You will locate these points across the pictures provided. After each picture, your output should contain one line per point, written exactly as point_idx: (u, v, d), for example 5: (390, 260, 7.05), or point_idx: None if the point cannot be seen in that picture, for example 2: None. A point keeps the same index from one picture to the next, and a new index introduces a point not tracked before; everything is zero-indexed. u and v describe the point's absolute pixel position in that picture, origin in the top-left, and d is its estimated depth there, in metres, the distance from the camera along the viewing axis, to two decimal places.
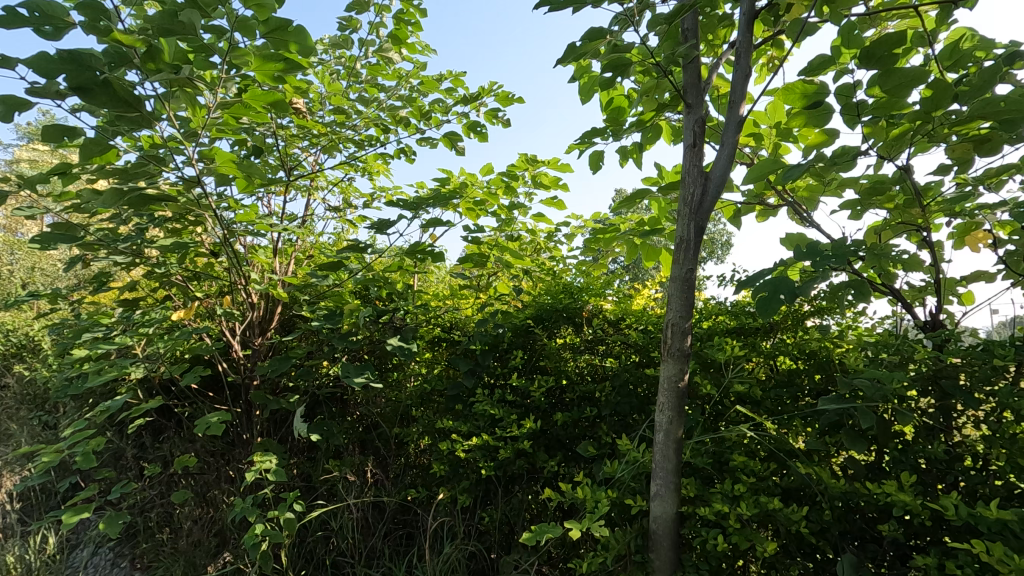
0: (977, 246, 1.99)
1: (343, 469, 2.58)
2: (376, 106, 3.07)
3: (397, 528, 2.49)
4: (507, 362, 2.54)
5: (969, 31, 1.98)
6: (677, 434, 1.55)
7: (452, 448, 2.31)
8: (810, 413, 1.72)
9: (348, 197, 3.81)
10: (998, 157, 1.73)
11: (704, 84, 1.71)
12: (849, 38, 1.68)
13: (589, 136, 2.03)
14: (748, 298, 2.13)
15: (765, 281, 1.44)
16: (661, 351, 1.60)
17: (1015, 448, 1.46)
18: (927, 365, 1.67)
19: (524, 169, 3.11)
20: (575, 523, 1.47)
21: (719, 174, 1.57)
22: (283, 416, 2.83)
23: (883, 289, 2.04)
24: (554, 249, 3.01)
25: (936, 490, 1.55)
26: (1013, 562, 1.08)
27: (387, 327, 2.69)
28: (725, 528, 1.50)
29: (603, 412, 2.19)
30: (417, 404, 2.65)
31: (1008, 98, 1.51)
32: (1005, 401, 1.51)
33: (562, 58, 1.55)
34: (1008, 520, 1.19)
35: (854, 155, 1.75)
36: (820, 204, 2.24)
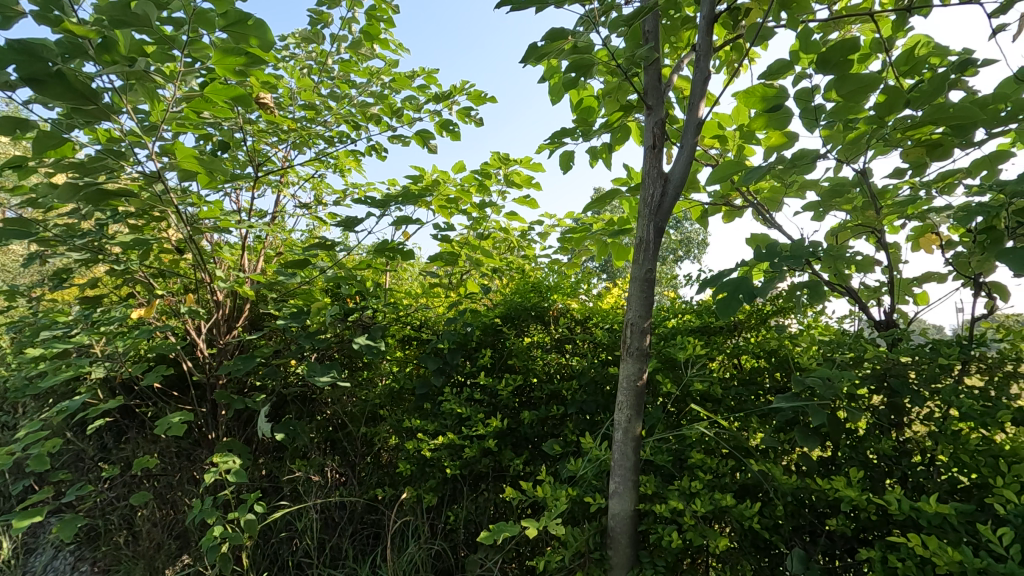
0: (931, 247, 2.04)
1: (308, 469, 2.55)
2: (347, 103, 3.04)
3: (364, 528, 2.48)
4: (476, 361, 2.54)
5: (925, 38, 2.03)
6: (635, 432, 1.57)
7: (418, 447, 2.30)
8: (767, 411, 1.76)
9: (321, 193, 3.77)
10: (950, 161, 1.78)
11: (666, 86, 1.73)
12: (807, 43, 1.71)
13: (556, 136, 2.04)
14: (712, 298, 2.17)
15: (724, 282, 1.47)
16: (621, 350, 1.62)
17: (958, 443, 1.51)
18: (876, 363, 1.72)
19: (496, 168, 3.11)
20: (534, 522, 1.48)
21: (678, 175, 1.60)
22: (249, 416, 2.79)
23: (840, 289, 2.10)
24: (527, 248, 3.02)
25: (883, 485, 1.60)
26: (948, 555, 1.12)
27: (356, 326, 2.67)
28: (681, 524, 1.53)
29: (569, 410, 2.21)
30: (385, 403, 2.64)
31: (958, 104, 1.55)
32: (950, 399, 1.56)
33: (524, 58, 1.55)
34: (946, 513, 1.24)
35: (812, 158, 1.78)
36: (782, 205, 2.28)
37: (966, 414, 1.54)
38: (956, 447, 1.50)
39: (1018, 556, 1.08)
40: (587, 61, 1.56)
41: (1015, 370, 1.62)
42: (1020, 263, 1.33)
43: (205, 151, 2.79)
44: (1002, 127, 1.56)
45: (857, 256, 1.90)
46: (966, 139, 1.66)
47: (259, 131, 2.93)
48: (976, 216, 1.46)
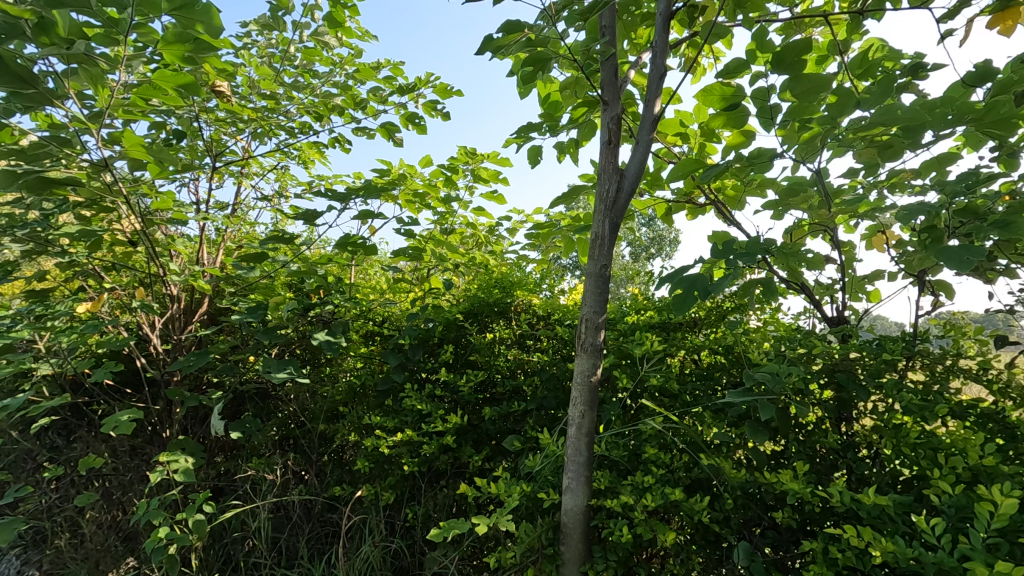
0: (883, 246, 2.09)
1: (265, 467, 2.49)
2: (310, 93, 2.97)
3: (322, 527, 2.44)
4: (437, 357, 2.52)
5: (880, 41, 2.06)
6: (589, 427, 1.57)
7: (377, 444, 2.27)
8: (720, 406, 1.78)
9: (285, 186, 3.68)
10: (901, 162, 1.81)
11: (623, 82, 1.73)
12: (763, 42, 1.73)
13: (523, 131, 2.03)
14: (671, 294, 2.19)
15: (679, 279, 1.47)
16: (576, 345, 1.62)
17: (900, 436, 1.55)
18: (826, 358, 1.76)
19: (464, 163, 3.08)
20: (484, 518, 1.47)
21: (634, 171, 1.60)
22: (205, 413, 2.71)
23: (796, 286, 2.14)
24: (494, 243, 3.01)
25: (830, 477, 1.64)
26: (881, 545, 1.15)
27: (316, 321, 2.62)
28: (632, 519, 1.54)
29: (530, 406, 2.20)
30: (346, 400, 2.58)
31: (907, 106, 1.58)
32: (893, 394, 1.60)
33: (479, 50, 1.52)
34: (884, 505, 1.27)
35: (769, 157, 1.80)
36: (743, 203, 2.31)
37: (909, 409, 1.58)
38: (898, 441, 1.54)
39: (949, 546, 1.11)
40: (544, 55, 1.54)
41: (955, 365, 1.68)
42: (959, 263, 1.37)
43: (159, 140, 2.69)
44: (950, 130, 1.59)
45: (810, 254, 1.93)
46: (915, 142, 1.69)
47: (217, 120, 2.84)
48: (919, 215, 1.49)
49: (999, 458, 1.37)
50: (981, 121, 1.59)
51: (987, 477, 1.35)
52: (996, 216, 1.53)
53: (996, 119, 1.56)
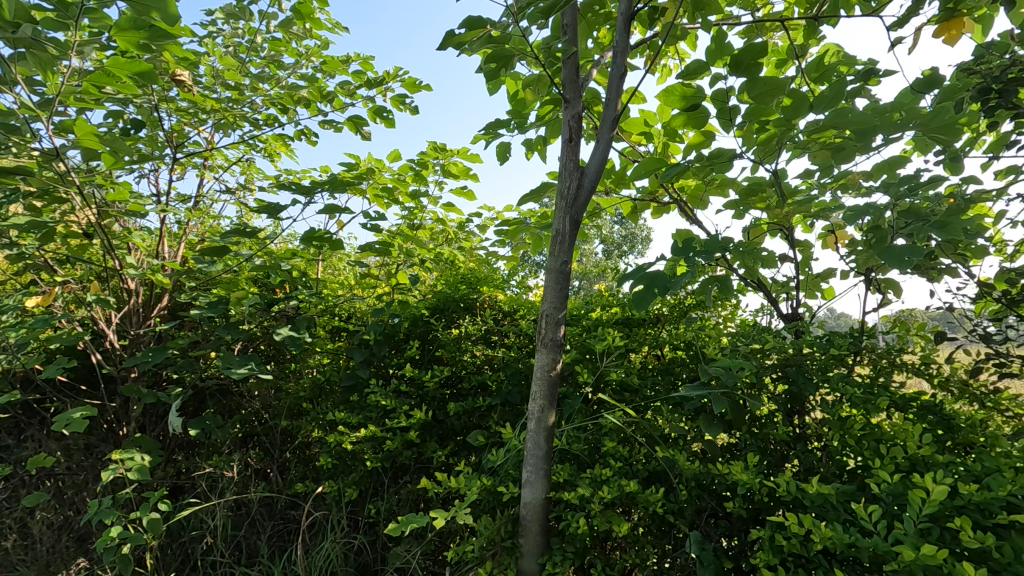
0: (837, 245, 2.16)
1: (225, 465, 2.45)
2: (275, 85, 2.91)
3: (284, 524, 2.41)
4: (403, 352, 2.51)
5: (836, 46, 2.12)
6: (548, 421, 1.59)
7: (339, 440, 2.25)
8: (678, 400, 1.82)
9: (251, 178, 3.61)
10: (854, 164, 1.84)
11: (586, 80, 1.75)
12: (723, 44, 1.75)
13: (491, 128, 2.04)
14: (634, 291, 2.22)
15: (639, 275, 1.49)
16: (536, 341, 1.64)
17: (846, 428, 1.61)
18: (780, 353, 1.82)
19: (434, 158, 3.07)
20: (443, 512, 1.48)
21: (594, 169, 1.62)
22: (164, 410, 2.65)
23: (753, 283, 2.20)
24: (464, 240, 3.01)
25: (780, 468, 1.69)
26: (821, 532, 1.20)
27: (279, 317, 2.58)
28: (589, 511, 1.58)
29: (494, 402, 2.21)
30: (311, 396, 2.55)
31: (858, 109, 1.62)
32: (840, 387, 1.67)
33: (441, 45, 1.52)
34: (826, 494, 1.32)
35: (727, 158, 1.84)
36: (705, 203, 2.35)
37: (855, 402, 1.65)
38: (844, 433, 1.60)
39: (884, 531, 1.16)
40: (506, 52, 1.54)
41: (899, 360, 1.75)
42: (899, 262, 1.42)
43: (115, 129, 2.61)
44: (899, 134, 1.64)
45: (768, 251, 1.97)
46: (866, 144, 1.74)
47: (178, 110, 2.76)
48: (864, 216, 1.54)
49: (935, 447, 1.44)
50: (928, 126, 1.64)
51: (923, 466, 1.42)
52: (938, 217, 1.60)
53: (943, 124, 1.62)
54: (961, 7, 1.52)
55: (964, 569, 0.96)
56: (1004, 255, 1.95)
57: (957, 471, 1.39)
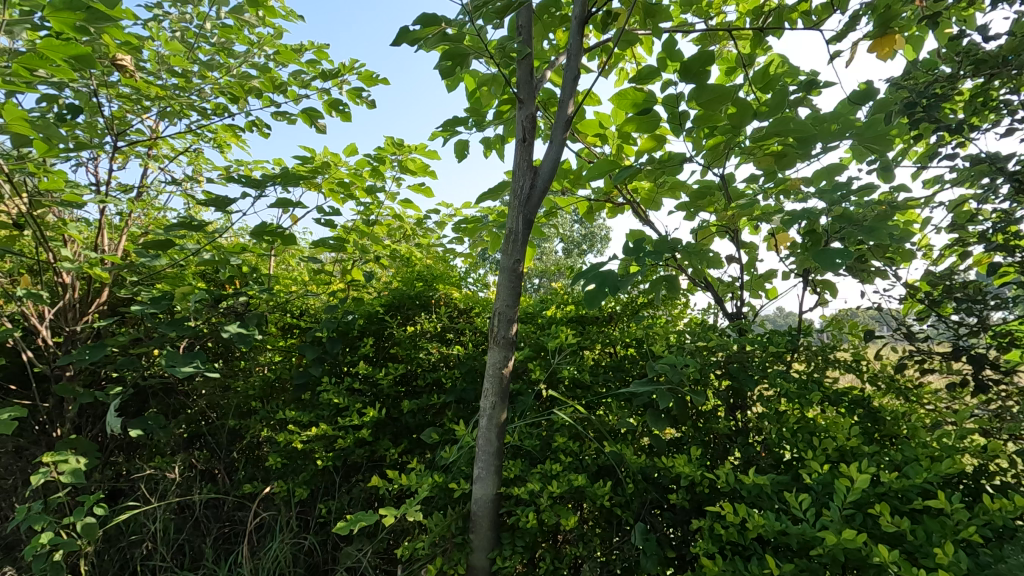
0: (780, 248, 2.25)
1: (168, 466, 2.37)
2: (225, 73, 2.81)
3: (230, 526, 2.35)
4: (357, 349, 2.48)
5: (781, 57, 2.22)
6: (499, 418, 1.61)
7: (289, 440, 2.21)
8: (627, 397, 1.87)
9: (199, 169, 3.49)
10: (793, 171, 1.90)
11: (541, 81, 1.77)
12: (673, 51, 1.80)
13: (449, 125, 2.04)
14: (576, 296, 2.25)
15: (591, 274, 1.53)
16: (489, 338, 1.65)
17: (782, 421, 1.70)
18: (724, 350, 1.89)
19: (391, 153, 3.03)
20: (392, 509, 1.48)
21: (547, 169, 1.65)
22: (102, 410, 2.53)
23: (701, 283, 2.28)
24: (421, 236, 3.00)
25: (721, 460, 1.76)
26: (754, 520, 1.26)
27: (227, 313, 2.51)
28: (539, 505, 1.61)
29: (448, 399, 2.21)
30: (260, 395, 2.49)
31: (798, 118, 1.69)
32: (778, 383, 1.75)
33: (395, 41, 1.51)
34: (762, 484, 1.39)
35: (677, 161, 1.90)
36: (656, 204, 2.42)
37: (791, 398, 1.74)
38: (781, 427, 1.69)
39: (812, 518, 1.23)
40: (461, 50, 1.54)
41: (833, 358, 1.85)
42: (829, 264, 1.51)
43: (49, 114, 2.47)
44: (836, 144, 1.72)
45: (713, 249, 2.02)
46: (806, 152, 1.81)
47: (119, 96, 2.64)
48: (800, 221, 1.63)
49: (862, 439, 1.53)
50: (862, 136, 1.73)
51: (851, 456, 1.51)
52: (867, 223, 1.69)
53: (875, 135, 1.70)
54: (893, 25, 1.61)
55: (880, 551, 1.04)
56: (929, 259, 2.09)
57: (881, 460, 1.48)
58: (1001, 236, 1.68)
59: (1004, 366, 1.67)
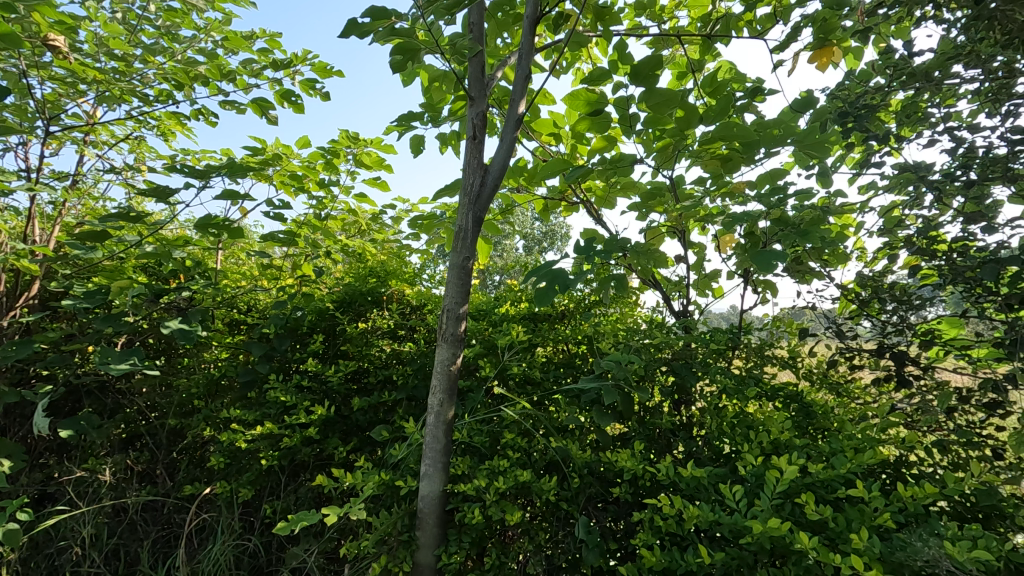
0: (726, 248, 2.32)
1: (101, 468, 2.26)
2: (169, 58, 2.70)
3: (169, 529, 2.27)
4: (306, 346, 2.43)
5: (729, 64, 2.29)
6: (447, 415, 1.61)
7: (233, 440, 2.15)
8: (576, 394, 1.90)
9: (141, 158, 3.34)
10: (738, 175, 1.93)
11: (492, 79, 1.77)
12: (624, 54, 1.82)
13: (404, 120, 2.02)
14: (530, 295, 2.27)
15: (542, 272, 1.54)
16: (437, 335, 1.65)
17: (722, 416, 1.77)
18: (670, 348, 1.95)
19: (346, 146, 2.98)
20: (336, 508, 1.46)
21: (497, 167, 1.66)
22: (30, 411, 2.39)
23: (650, 282, 2.34)
24: (375, 232, 2.96)
25: (664, 455, 1.82)
26: (690, 511, 1.31)
27: (169, 309, 2.37)
28: (485, 501, 1.62)
29: (399, 396, 2.20)
30: (204, 393, 2.41)
31: (741, 124, 1.73)
32: (718, 380, 1.82)
33: (343, 33, 1.48)
34: (699, 476, 1.45)
35: (627, 162, 1.92)
36: (609, 204, 2.46)
37: (730, 394, 1.80)
38: (720, 421, 1.75)
39: (744, 508, 1.28)
40: (412, 45, 1.52)
41: (769, 355, 1.95)
42: (766, 265, 1.55)
43: None
44: (777, 150, 1.77)
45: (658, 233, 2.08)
46: (750, 157, 1.86)
47: (52, 78, 2.49)
48: (739, 223, 1.69)
49: (794, 432, 1.61)
50: (801, 142, 1.79)
51: (783, 449, 1.58)
52: (804, 227, 1.77)
53: (814, 142, 1.77)
54: (830, 37, 1.69)
55: (802, 538, 1.09)
56: (863, 261, 2.17)
57: (810, 452, 1.56)
58: (923, 240, 1.76)
59: (923, 364, 1.77)
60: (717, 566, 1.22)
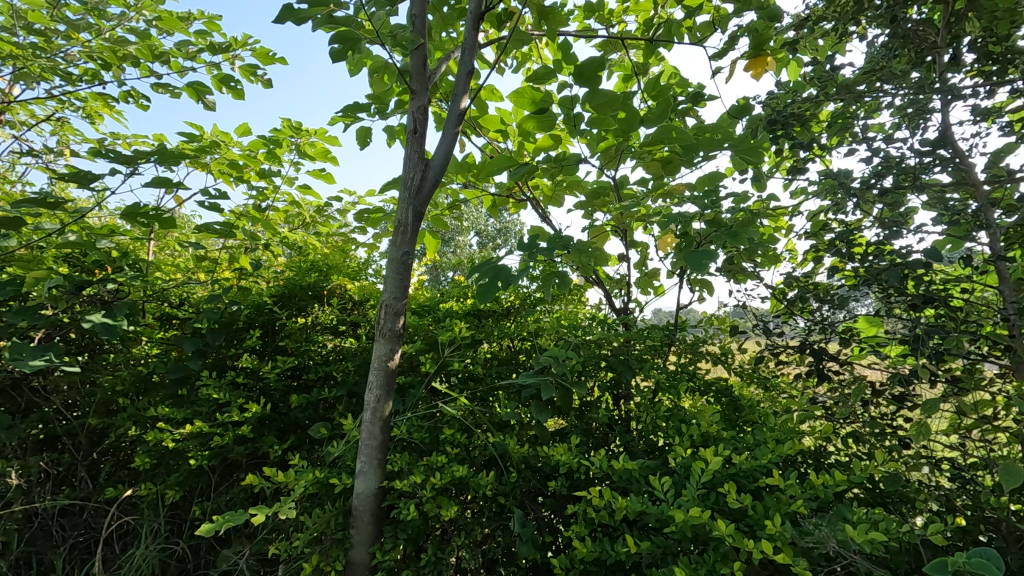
0: (666, 248, 2.39)
1: (11, 471, 2.11)
2: (96, 35, 2.53)
3: (88, 534, 2.16)
4: (242, 342, 2.34)
5: (672, 70, 2.35)
6: (384, 411, 1.59)
7: (160, 439, 2.05)
8: (518, 389, 1.91)
9: (65, 140, 3.13)
10: (678, 177, 1.96)
11: (435, 72, 1.75)
12: (568, 54, 1.83)
13: (348, 111, 1.98)
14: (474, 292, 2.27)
15: (483, 269, 1.54)
16: (375, 330, 1.63)
17: (655, 410, 1.82)
18: (610, 344, 1.99)
19: (288, 136, 2.89)
20: (265, 508, 1.42)
21: (439, 162, 1.65)
22: None
23: (593, 279, 2.39)
24: (320, 225, 2.88)
25: (600, 449, 1.86)
26: (619, 502, 1.35)
27: (92, 302, 2.22)
28: (421, 497, 1.62)
29: (339, 393, 2.15)
30: (130, 391, 2.29)
31: (680, 127, 1.77)
32: (653, 375, 1.87)
33: (278, 19, 1.42)
34: (631, 469, 1.49)
35: (571, 162, 1.94)
36: (555, 203, 2.48)
37: (665, 389, 1.86)
38: (654, 415, 1.81)
39: (671, 498, 1.33)
40: (353, 35, 1.48)
41: (703, 351, 2.02)
42: (698, 265, 1.61)
43: None
44: (715, 154, 1.81)
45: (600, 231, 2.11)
46: (690, 160, 1.90)
47: None
48: (675, 223, 1.73)
49: (722, 425, 1.68)
50: (736, 147, 1.85)
51: (711, 441, 1.65)
52: (737, 229, 1.84)
53: (749, 148, 1.83)
54: (764, 48, 1.76)
55: (720, 526, 1.14)
56: (792, 262, 2.27)
57: (735, 444, 1.64)
58: (843, 243, 1.86)
59: (842, 361, 1.88)
60: (644, 555, 1.26)
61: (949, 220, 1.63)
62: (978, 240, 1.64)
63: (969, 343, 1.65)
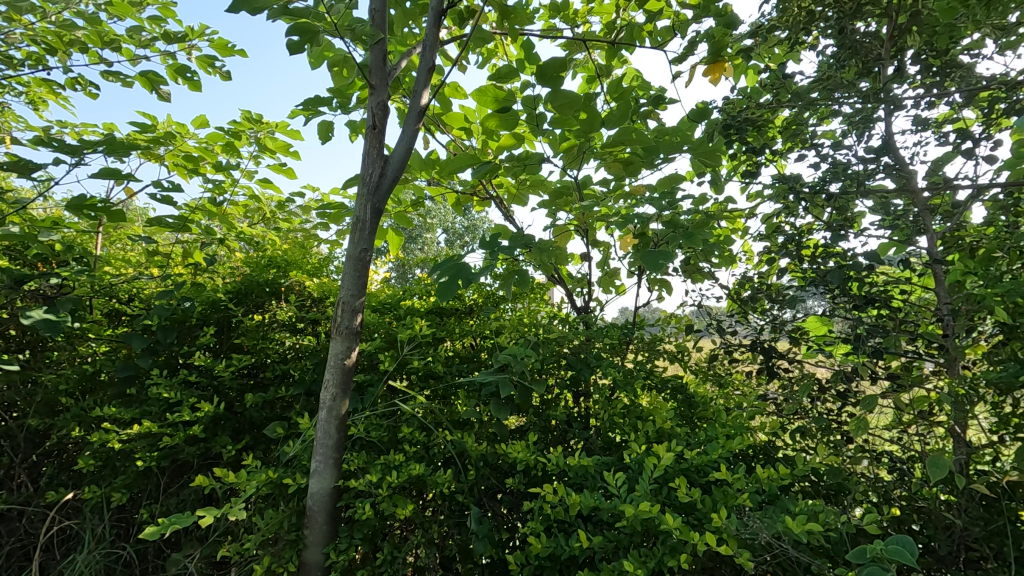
0: (626, 248, 2.43)
1: None
2: (41, 18, 2.40)
3: (26, 540, 2.06)
4: (195, 339, 2.27)
5: (634, 73, 2.39)
6: (339, 410, 1.57)
7: (105, 440, 1.97)
8: (478, 387, 1.91)
9: (6, 128, 2.98)
10: (639, 177, 1.99)
11: (396, 68, 1.73)
12: (531, 53, 1.83)
13: (307, 104, 1.94)
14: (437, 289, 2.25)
15: (442, 266, 1.53)
16: (331, 329, 1.60)
17: (613, 408, 1.85)
18: (570, 343, 2.00)
19: (247, 128, 2.82)
20: (213, 509, 1.38)
21: (398, 159, 1.64)
22: None
23: (555, 278, 2.41)
24: (280, 220, 2.83)
25: (558, 445, 1.88)
26: (573, 498, 1.36)
27: (34, 297, 2.11)
28: (377, 496, 1.61)
29: (297, 392, 2.11)
30: (74, 391, 2.20)
31: (640, 128, 1.79)
32: (611, 374, 1.91)
33: (233, 8, 1.39)
34: (587, 465, 1.52)
35: (533, 161, 1.95)
36: (519, 202, 2.48)
37: (622, 386, 1.89)
38: (611, 413, 1.84)
39: (623, 493, 1.36)
40: (312, 27, 1.45)
41: (660, 350, 2.07)
42: (655, 265, 1.65)
43: None
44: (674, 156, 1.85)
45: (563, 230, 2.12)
46: (650, 161, 1.93)
47: None
48: (634, 223, 1.76)
49: (676, 422, 1.72)
50: (695, 151, 1.89)
51: (666, 437, 1.69)
52: (694, 230, 1.89)
53: (707, 151, 1.88)
54: (722, 54, 1.80)
55: (669, 521, 1.17)
56: (747, 263, 2.34)
57: (688, 440, 1.68)
58: (793, 246, 1.93)
59: (792, 359, 1.94)
60: (595, 549, 1.29)
61: (891, 225, 1.71)
62: (917, 244, 1.73)
63: (907, 342, 1.73)
